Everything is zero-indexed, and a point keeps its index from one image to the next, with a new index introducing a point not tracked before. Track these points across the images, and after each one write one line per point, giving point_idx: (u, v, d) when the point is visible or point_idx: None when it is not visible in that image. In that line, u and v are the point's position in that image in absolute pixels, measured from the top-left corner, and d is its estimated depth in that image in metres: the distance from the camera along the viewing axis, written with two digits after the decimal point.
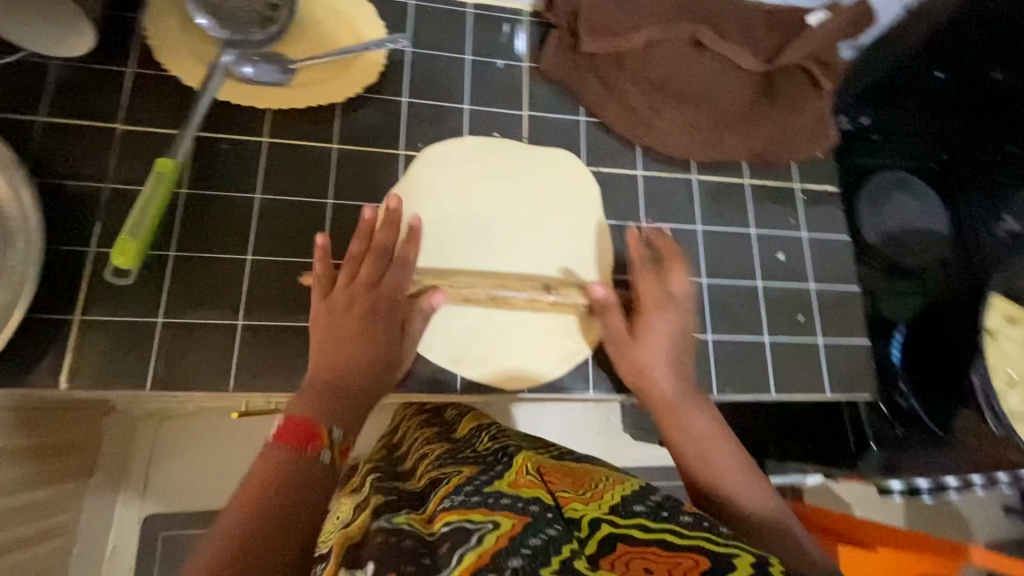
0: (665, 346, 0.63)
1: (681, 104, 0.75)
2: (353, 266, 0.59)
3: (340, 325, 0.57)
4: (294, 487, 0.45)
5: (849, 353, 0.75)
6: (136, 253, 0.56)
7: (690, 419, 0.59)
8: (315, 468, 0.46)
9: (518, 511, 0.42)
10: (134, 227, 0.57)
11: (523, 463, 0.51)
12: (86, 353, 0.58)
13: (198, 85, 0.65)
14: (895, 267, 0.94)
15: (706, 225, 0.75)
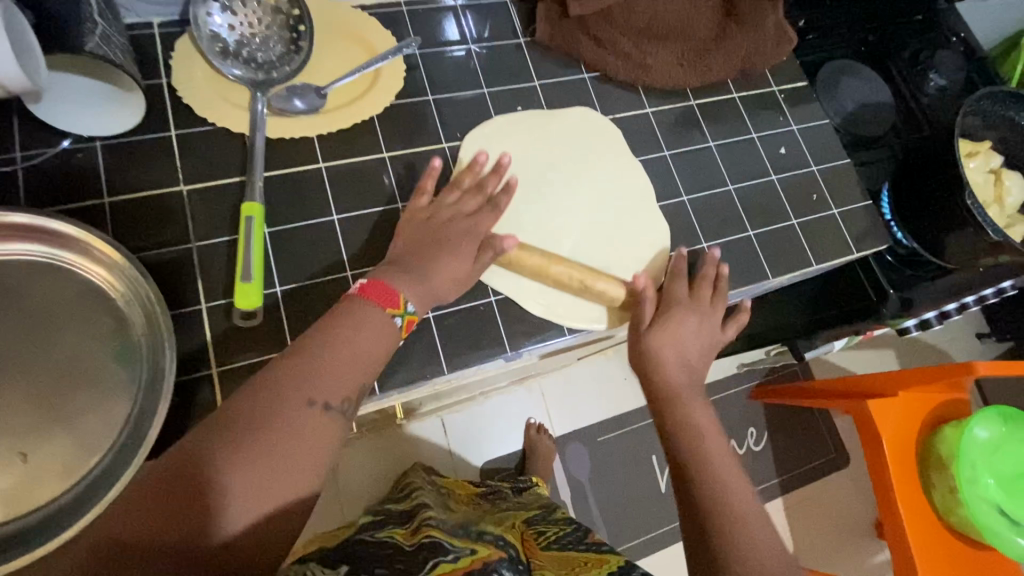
0: (690, 379, 0.68)
1: (666, 42, 0.84)
2: (465, 194, 0.68)
3: (428, 240, 0.64)
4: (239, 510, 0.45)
5: (859, 215, 0.87)
6: (256, 294, 0.60)
7: (698, 413, 0.66)
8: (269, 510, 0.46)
9: (496, 548, 0.56)
10: (246, 271, 0.60)
11: (504, 526, 0.67)
12: (233, 400, 0.60)
13: (247, 130, 0.68)
14: (860, 140, 1.08)
15: (717, 140, 0.85)
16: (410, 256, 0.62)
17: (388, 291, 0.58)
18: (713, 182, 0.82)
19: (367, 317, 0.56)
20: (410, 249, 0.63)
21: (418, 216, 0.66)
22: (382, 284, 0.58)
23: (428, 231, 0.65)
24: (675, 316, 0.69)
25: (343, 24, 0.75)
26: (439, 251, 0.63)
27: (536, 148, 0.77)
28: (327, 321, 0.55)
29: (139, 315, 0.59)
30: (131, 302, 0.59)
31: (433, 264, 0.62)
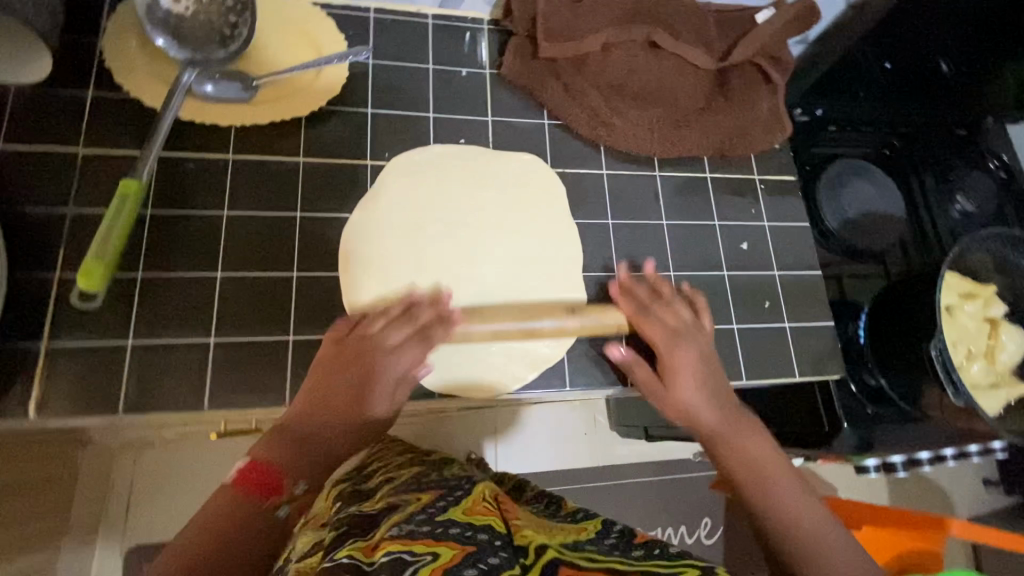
0: (721, 411, 0.62)
1: (640, 105, 0.77)
2: (384, 329, 0.60)
3: (354, 371, 0.58)
4: (230, 539, 0.46)
5: (815, 337, 0.77)
6: (101, 276, 0.56)
7: (745, 431, 0.61)
8: (257, 525, 0.48)
9: (463, 544, 0.47)
10: (98, 251, 0.56)
11: (478, 496, 0.60)
12: (54, 381, 0.57)
13: (159, 104, 0.65)
14: (855, 251, 0.98)
15: (671, 220, 0.77)
16: (318, 437, 0.55)
17: (269, 473, 0.50)
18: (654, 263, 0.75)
19: (240, 515, 0.48)
20: (326, 437, 0.55)
21: (342, 347, 0.59)
22: (270, 466, 0.51)
23: (350, 355, 0.59)
24: (674, 380, 0.63)
25: (295, 19, 0.72)
26: (366, 355, 0.59)
27: (466, 185, 0.72)
28: (212, 506, 0.48)
29: None
30: None
31: (366, 398, 0.58)
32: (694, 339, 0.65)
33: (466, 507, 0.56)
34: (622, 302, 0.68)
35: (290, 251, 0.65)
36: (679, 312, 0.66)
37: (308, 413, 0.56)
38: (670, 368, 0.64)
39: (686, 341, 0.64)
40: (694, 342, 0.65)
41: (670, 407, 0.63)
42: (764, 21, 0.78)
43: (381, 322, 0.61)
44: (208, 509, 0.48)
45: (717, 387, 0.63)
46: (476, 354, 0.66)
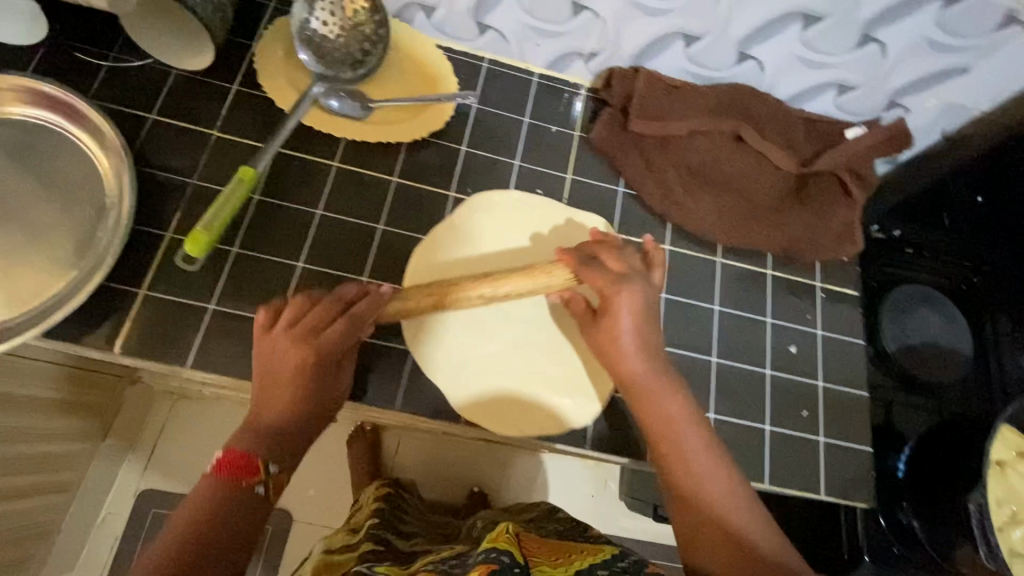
0: (642, 358, 0.64)
1: (715, 192, 0.80)
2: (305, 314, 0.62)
3: (281, 368, 0.60)
4: (223, 520, 0.52)
5: (848, 459, 0.75)
6: (205, 244, 0.64)
7: (663, 384, 0.62)
8: (246, 500, 0.54)
9: (489, 563, 0.45)
10: (209, 222, 0.64)
11: (502, 529, 0.53)
12: (140, 325, 0.64)
13: (286, 108, 0.74)
14: (910, 380, 0.94)
15: (724, 307, 0.78)
16: (279, 424, 0.59)
17: (242, 460, 0.55)
18: (697, 346, 0.76)
19: (216, 505, 0.53)
20: (283, 431, 0.59)
21: (294, 339, 0.60)
22: (244, 456, 0.55)
23: (298, 348, 0.60)
24: (613, 325, 0.65)
25: (418, 56, 0.80)
26: (297, 341, 0.60)
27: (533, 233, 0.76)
28: (196, 498, 0.53)
29: (112, 217, 0.65)
30: (111, 201, 0.66)
31: (308, 384, 0.60)
32: (636, 283, 0.66)
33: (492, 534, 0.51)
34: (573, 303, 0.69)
35: (364, 259, 0.71)
36: (630, 263, 0.68)
37: (265, 411, 0.59)
38: (607, 308, 0.65)
39: (636, 286, 0.66)
40: (627, 303, 0.65)
41: (600, 348, 0.66)
42: (853, 137, 0.80)
43: (321, 310, 0.62)
44: (190, 505, 0.53)
45: (650, 347, 0.65)
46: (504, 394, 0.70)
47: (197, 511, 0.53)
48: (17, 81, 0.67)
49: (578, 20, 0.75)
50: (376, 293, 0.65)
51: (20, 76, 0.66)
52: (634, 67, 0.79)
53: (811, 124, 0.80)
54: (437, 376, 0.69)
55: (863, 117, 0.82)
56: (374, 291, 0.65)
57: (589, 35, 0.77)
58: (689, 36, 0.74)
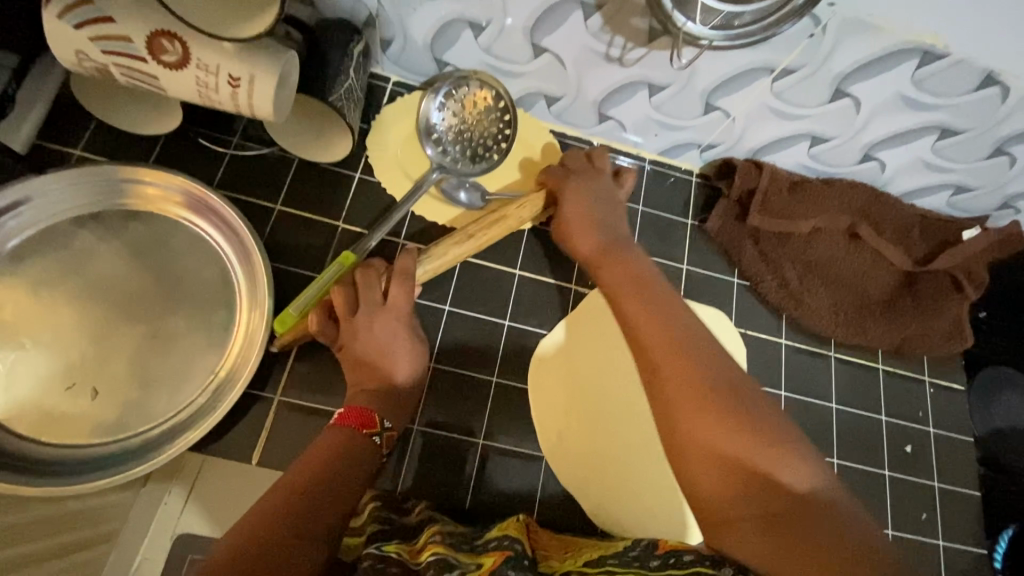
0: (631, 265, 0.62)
1: (831, 288, 0.80)
2: (367, 284, 0.60)
3: (361, 347, 0.58)
4: (340, 470, 0.50)
5: (967, 561, 0.75)
6: (291, 325, 0.61)
7: (667, 315, 0.56)
8: (371, 449, 0.53)
9: (501, 552, 0.51)
10: (302, 304, 0.61)
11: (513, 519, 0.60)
12: (280, 432, 0.64)
13: (399, 198, 0.72)
14: (1002, 465, 0.94)
15: (840, 404, 0.78)
16: (369, 392, 0.57)
17: (365, 413, 0.54)
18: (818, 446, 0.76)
19: (345, 448, 0.51)
20: (378, 385, 0.58)
21: (357, 326, 0.58)
22: (358, 411, 0.54)
23: (369, 323, 0.59)
24: (575, 199, 0.67)
25: (537, 144, 0.79)
26: (370, 304, 0.59)
27: None
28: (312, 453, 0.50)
29: (246, 320, 0.64)
30: (244, 302, 0.64)
31: (385, 348, 0.59)
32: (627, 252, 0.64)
33: (501, 526, 0.58)
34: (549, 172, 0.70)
35: (492, 356, 0.71)
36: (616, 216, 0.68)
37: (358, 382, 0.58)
38: (567, 198, 0.68)
39: (591, 179, 0.70)
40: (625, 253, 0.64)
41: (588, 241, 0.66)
42: (969, 239, 0.81)
43: (371, 288, 0.60)
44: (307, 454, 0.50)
45: (620, 242, 0.65)
46: (632, 502, 0.68)
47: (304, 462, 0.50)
48: (161, 175, 0.65)
49: (707, 117, 0.74)
50: (408, 252, 0.60)
51: (164, 171, 0.65)
52: (753, 161, 0.80)
53: (926, 223, 0.81)
54: (570, 482, 0.68)
55: (976, 213, 0.83)
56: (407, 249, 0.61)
57: (714, 131, 0.77)
58: (818, 138, 0.74)
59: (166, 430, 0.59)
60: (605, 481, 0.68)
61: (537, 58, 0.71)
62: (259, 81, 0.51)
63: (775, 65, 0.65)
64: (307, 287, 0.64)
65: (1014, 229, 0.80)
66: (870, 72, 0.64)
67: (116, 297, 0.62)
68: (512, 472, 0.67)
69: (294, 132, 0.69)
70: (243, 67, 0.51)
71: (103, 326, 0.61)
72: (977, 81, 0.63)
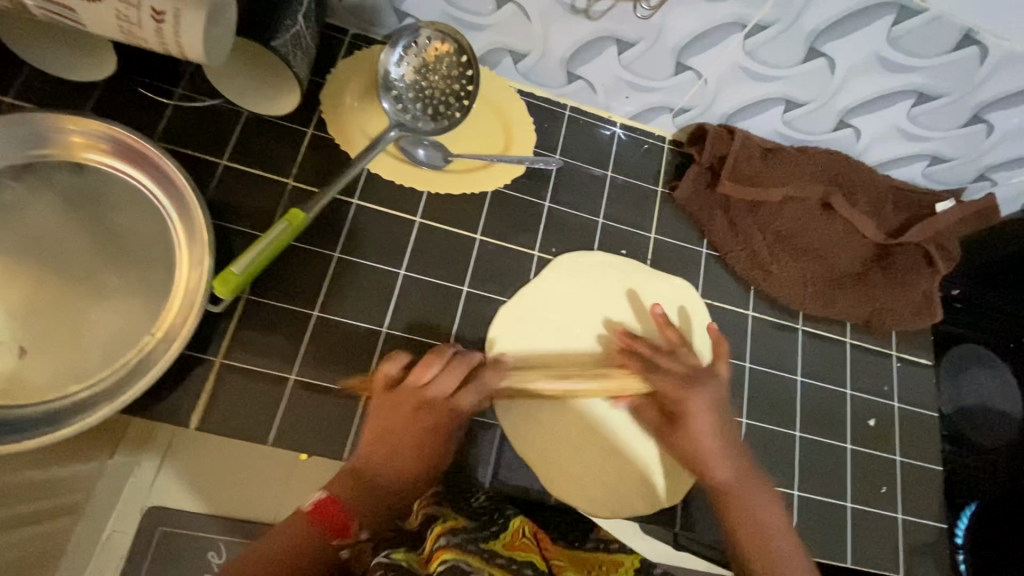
0: (713, 437, 0.65)
1: (800, 260, 0.78)
2: (441, 376, 0.62)
3: (396, 436, 0.59)
4: (296, 565, 0.49)
5: (923, 533, 0.75)
6: (235, 285, 0.59)
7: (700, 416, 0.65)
8: (331, 560, 0.51)
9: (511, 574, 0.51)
10: (245, 263, 0.60)
11: (519, 526, 0.58)
12: (220, 396, 0.61)
13: (354, 155, 0.69)
14: (967, 442, 0.94)
15: (805, 377, 0.77)
16: (376, 483, 0.56)
17: (343, 518, 0.52)
18: (781, 420, 0.75)
19: (301, 542, 0.51)
20: (402, 489, 0.57)
21: (415, 403, 0.60)
22: (335, 503, 0.53)
23: (407, 407, 0.60)
24: (692, 427, 0.65)
25: (501, 103, 0.76)
26: (425, 402, 0.61)
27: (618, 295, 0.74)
28: (284, 529, 0.51)
29: (184, 277, 0.60)
30: (182, 259, 0.61)
31: (396, 463, 0.58)
32: (707, 385, 0.67)
33: (507, 537, 0.56)
34: (654, 317, 0.70)
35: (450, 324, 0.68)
36: (704, 365, 0.69)
37: (399, 483, 0.57)
38: (682, 414, 0.65)
39: (707, 384, 0.67)
40: (700, 389, 0.66)
41: (683, 454, 0.66)
42: (943, 211, 0.79)
43: (449, 376, 0.62)
44: (274, 537, 0.50)
45: (728, 437, 0.65)
46: (588, 471, 0.67)
47: (263, 557, 0.49)
48: (93, 124, 0.62)
49: (679, 77, 0.72)
50: (490, 366, 0.65)
51: (94, 120, 0.61)
52: (726, 126, 0.77)
53: (900, 193, 0.79)
54: (525, 451, 0.66)
55: (951, 185, 0.81)
56: (473, 359, 0.64)
57: (686, 93, 0.74)
58: (792, 102, 0.72)
59: (97, 391, 0.56)
60: (563, 451, 0.67)
61: (500, 9, 0.68)
62: (186, 18, 0.48)
63: (747, 20, 0.64)
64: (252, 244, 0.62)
65: (989, 200, 0.79)
66: (845, 28, 0.63)
67: (42, 251, 0.59)
68: (465, 441, 0.66)
69: (241, 82, 0.64)
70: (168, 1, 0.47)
71: (28, 282, 0.57)
72: (954, 40, 0.62)
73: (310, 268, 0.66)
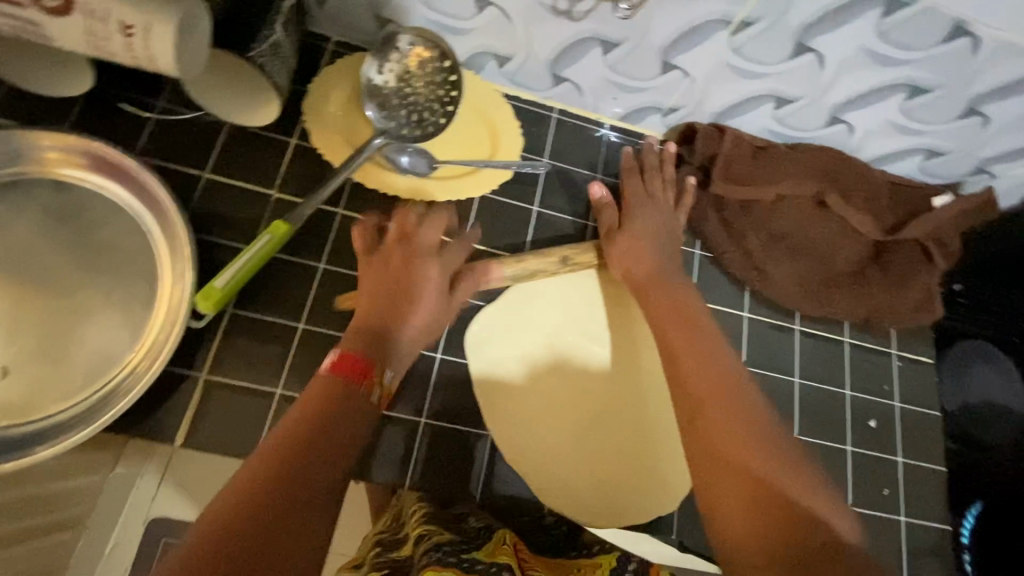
0: (650, 261, 0.69)
1: (796, 259, 0.76)
2: (432, 229, 0.64)
3: (410, 281, 0.61)
4: (340, 409, 0.48)
5: (927, 535, 0.74)
6: (219, 299, 0.58)
7: (712, 352, 0.60)
8: (361, 399, 0.50)
9: None
10: (228, 278, 0.59)
11: (502, 535, 0.55)
12: (206, 414, 0.60)
13: (337, 164, 0.67)
14: (972, 440, 0.92)
15: (802, 378, 0.76)
16: (393, 329, 0.58)
17: (359, 364, 0.52)
18: (779, 422, 0.73)
19: (338, 399, 0.49)
20: (382, 322, 0.57)
21: (408, 256, 0.62)
22: (354, 356, 0.52)
23: (399, 267, 0.61)
24: (634, 234, 0.70)
25: (486, 107, 0.74)
26: (423, 271, 0.62)
27: (611, 299, 0.73)
28: (310, 394, 0.49)
29: (165, 292, 0.60)
30: (164, 274, 0.61)
31: (398, 313, 0.59)
32: (651, 236, 0.70)
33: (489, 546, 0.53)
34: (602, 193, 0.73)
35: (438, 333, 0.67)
36: (656, 216, 0.72)
37: (364, 317, 0.58)
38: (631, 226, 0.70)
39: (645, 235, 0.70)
40: (638, 226, 0.70)
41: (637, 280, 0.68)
42: (941, 206, 0.78)
43: (433, 227, 0.65)
44: (306, 394, 0.49)
45: (671, 286, 0.67)
46: (581, 481, 0.66)
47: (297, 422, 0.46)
48: (66, 138, 0.61)
49: (665, 77, 0.70)
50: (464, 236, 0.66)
51: (68, 134, 0.60)
52: (716, 124, 0.76)
53: (896, 189, 0.78)
54: (517, 461, 0.65)
55: (949, 179, 0.79)
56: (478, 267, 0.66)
57: (675, 92, 0.73)
58: (783, 98, 0.71)
59: (86, 408, 0.56)
60: (556, 460, 0.66)
61: (481, 13, 0.67)
62: (156, 31, 0.47)
63: (731, 17, 0.62)
64: (235, 257, 0.62)
65: (988, 193, 0.77)
66: (833, 23, 0.61)
67: (20, 272, 0.58)
68: (454, 452, 0.65)
69: (223, 92, 0.63)
70: (136, 14, 0.46)
71: (6, 304, 0.57)
72: (946, 31, 0.60)
73: (296, 279, 0.65)
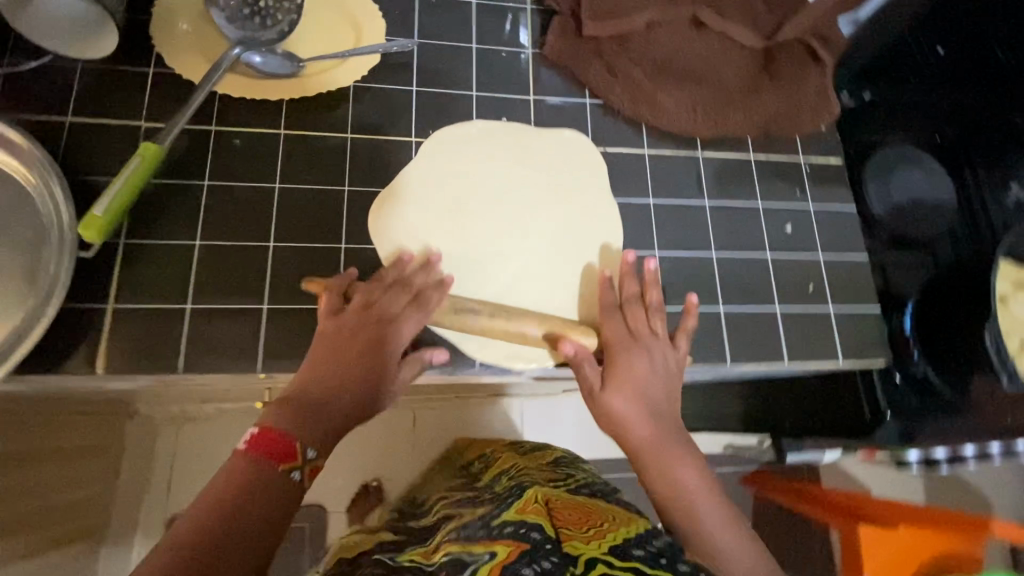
0: (643, 379, 0.62)
1: (684, 84, 0.76)
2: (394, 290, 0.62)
3: (356, 350, 0.58)
4: (257, 492, 0.46)
5: (860, 321, 0.76)
6: (102, 228, 0.58)
7: (634, 371, 0.62)
8: (287, 483, 0.48)
9: (518, 544, 0.43)
10: (104, 205, 0.58)
11: (530, 496, 0.53)
12: (118, 342, 0.60)
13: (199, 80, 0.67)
14: (903, 239, 0.94)
15: (712, 201, 0.77)
16: (323, 406, 0.54)
17: (285, 444, 0.49)
18: (695, 244, 0.75)
19: (255, 478, 0.47)
20: (319, 404, 0.54)
21: (368, 320, 0.60)
22: (281, 435, 0.49)
23: (373, 325, 0.59)
24: (622, 375, 0.62)
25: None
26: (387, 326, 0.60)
27: (507, 162, 0.73)
28: (219, 479, 0.47)
29: (53, 235, 0.60)
30: (48, 219, 0.61)
31: (340, 379, 0.56)
32: (650, 349, 0.64)
33: (517, 509, 0.50)
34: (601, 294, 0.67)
35: (336, 225, 0.67)
36: (654, 325, 0.66)
37: (309, 392, 0.55)
38: (615, 367, 0.62)
39: (642, 348, 0.64)
40: (644, 377, 0.62)
41: (609, 417, 0.61)
42: None
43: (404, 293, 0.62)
44: (220, 477, 0.47)
45: (657, 407, 0.61)
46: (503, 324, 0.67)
47: (218, 497, 0.45)
48: None
49: None
50: (424, 266, 0.64)
51: None
52: None
53: None
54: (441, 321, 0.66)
55: None
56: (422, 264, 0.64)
57: None
58: None
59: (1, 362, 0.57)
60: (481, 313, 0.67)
61: None
62: None
63: None
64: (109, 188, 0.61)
65: None
66: None
67: None
68: None
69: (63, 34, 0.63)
70: None
71: None
72: None
73: (181, 201, 0.65)
